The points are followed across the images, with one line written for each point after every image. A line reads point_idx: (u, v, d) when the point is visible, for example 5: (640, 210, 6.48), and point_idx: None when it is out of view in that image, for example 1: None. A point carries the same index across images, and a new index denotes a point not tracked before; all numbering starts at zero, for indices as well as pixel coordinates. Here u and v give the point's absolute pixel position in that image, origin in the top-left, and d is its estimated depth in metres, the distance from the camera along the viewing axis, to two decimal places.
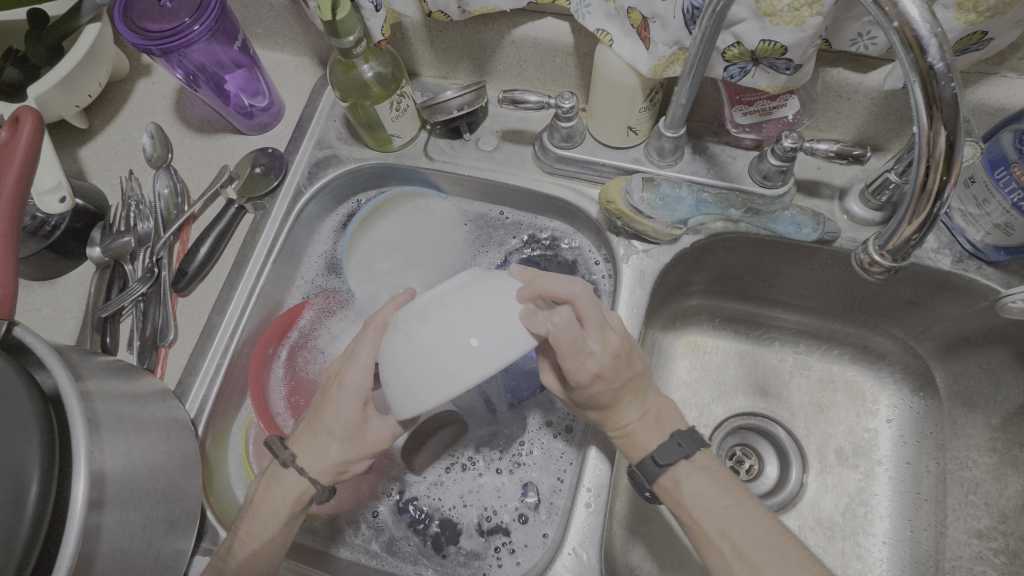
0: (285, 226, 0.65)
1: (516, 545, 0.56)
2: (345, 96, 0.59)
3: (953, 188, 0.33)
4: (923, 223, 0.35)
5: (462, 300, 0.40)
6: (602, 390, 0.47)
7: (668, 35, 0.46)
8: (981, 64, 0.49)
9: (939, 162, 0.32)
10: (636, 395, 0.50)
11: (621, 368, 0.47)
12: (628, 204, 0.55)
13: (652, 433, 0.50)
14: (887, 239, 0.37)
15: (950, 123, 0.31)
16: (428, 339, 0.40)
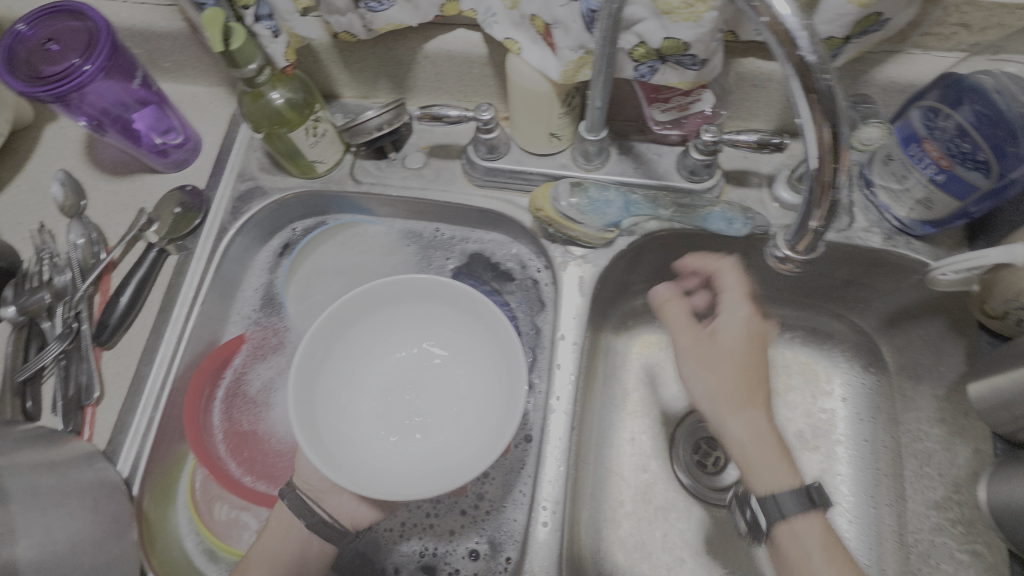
0: (211, 263, 0.62)
1: None
2: (257, 127, 0.56)
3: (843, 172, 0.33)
4: (826, 213, 0.35)
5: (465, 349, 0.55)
6: (754, 353, 0.50)
7: (571, 39, 0.45)
8: (885, 44, 0.49)
9: (828, 152, 0.32)
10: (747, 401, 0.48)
11: (752, 340, 0.51)
12: (557, 210, 0.54)
13: (770, 452, 0.47)
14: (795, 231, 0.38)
15: (830, 114, 0.30)
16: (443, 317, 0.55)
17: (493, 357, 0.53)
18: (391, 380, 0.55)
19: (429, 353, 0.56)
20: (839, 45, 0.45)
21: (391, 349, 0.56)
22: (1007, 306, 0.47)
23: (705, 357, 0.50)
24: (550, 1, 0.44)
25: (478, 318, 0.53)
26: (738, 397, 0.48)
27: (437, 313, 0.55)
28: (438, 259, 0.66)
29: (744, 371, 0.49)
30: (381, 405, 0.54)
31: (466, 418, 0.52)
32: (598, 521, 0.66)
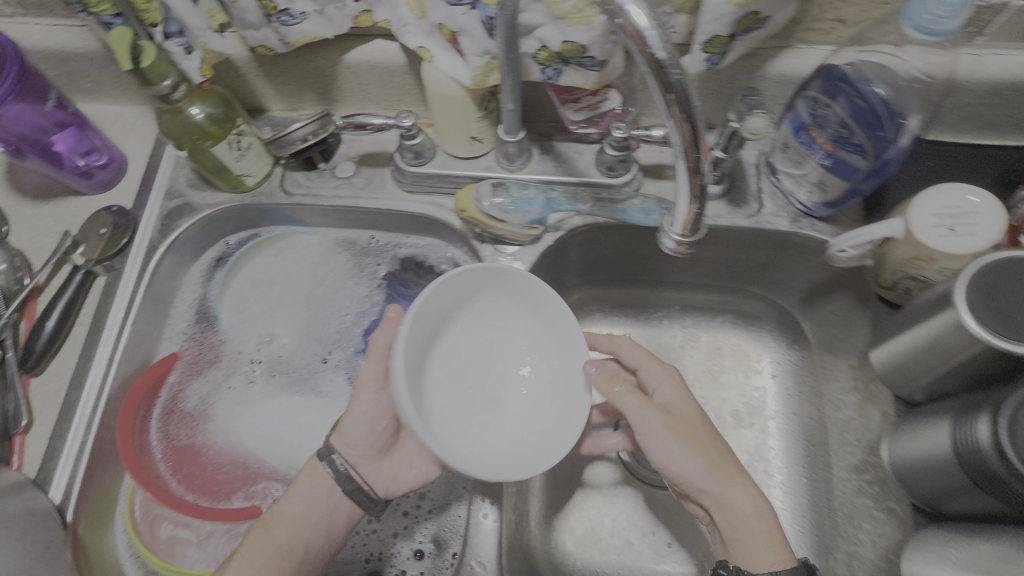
0: (141, 282, 0.62)
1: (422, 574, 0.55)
2: (180, 144, 0.57)
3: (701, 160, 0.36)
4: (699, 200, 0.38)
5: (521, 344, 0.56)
6: (709, 425, 0.51)
7: (476, 45, 0.47)
8: (773, 40, 0.53)
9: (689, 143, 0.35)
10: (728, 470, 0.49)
11: (704, 416, 0.51)
12: (480, 210, 0.56)
13: (768, 526, 0.47)
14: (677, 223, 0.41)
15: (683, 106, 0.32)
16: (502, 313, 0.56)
17: (554, 360, 0.55)
18: (455, 360, 0.54)
19: (492, 341, 0.56)
20: (725, 42, 0.48)
21: (461, 330, 0.55)
22: (900, 278, 0.50)
23: (684, 434, 0.49)
24: (452, 11, 0.46)
25: (546, 319, 0.55)
26: (723, 466, 0.49)
27: (501, 310, 0.56)
28: (371, 266, 0.68)
29: (713, 445, 0.50)
30: (443, 384, 0.53)
31: (521, 407, 0.54)
32: (548, 512, 0.67)
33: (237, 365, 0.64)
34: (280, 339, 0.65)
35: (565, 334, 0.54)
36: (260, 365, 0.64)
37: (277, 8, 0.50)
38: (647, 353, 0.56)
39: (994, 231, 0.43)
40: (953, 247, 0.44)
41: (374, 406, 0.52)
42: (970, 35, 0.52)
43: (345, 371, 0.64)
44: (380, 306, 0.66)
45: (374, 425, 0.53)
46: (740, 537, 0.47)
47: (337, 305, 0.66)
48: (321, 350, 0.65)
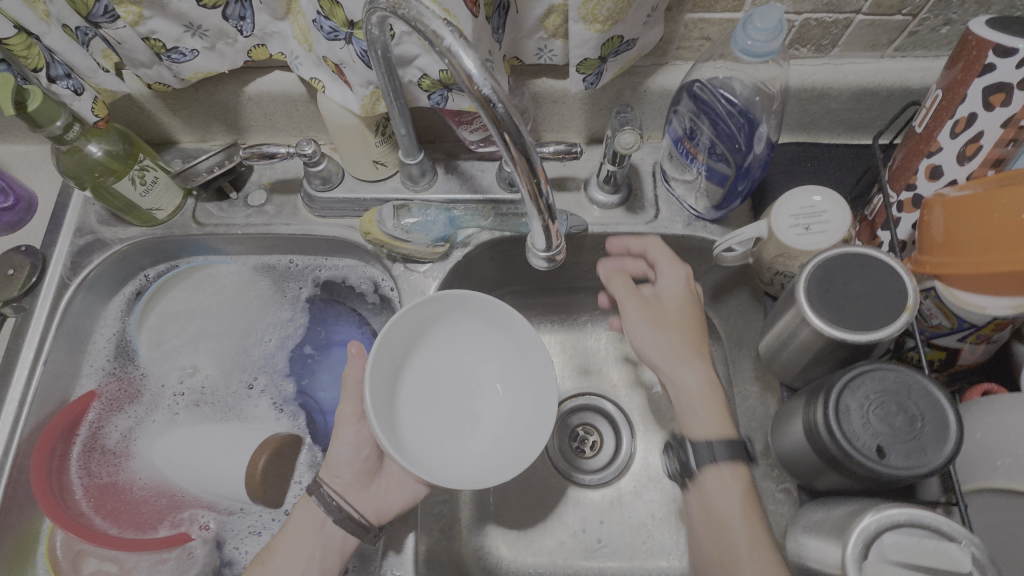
0: (52, 320, 0.61)
1: None
2: (80, 182, 0.57)
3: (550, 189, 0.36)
4: (552, 215, 0.37)
5: (494, 369, 0.58)
6: (692, 308, 0.56)
7: (359, 77, 0.49)
8: (650, 58, 0.57)
9: (526, 169, 0.35)
10: (697, 341, 0.54)
11: (689, 302, 0.56)
12: (384, 232, 0.57)
13: (712, 405, 0.51)
14: (540, 239, 0.40)
15: (514, 134, 0.33)
16: (481, 339, 0.57)
17: (521, 370, 0.56)
18: (430, 383, 0.57)
19: (461, 360, 0.58)
20: (597, 64, 0.51)
21: (432, 355, 0.57)
22: (773, 274, 0.53)
23: (654, 318, 0.55)
24: (332, 45, 0.47)
25: (519, 350, 0.56)
26: (686, 349, 0.54)
27: (480, 336, 0.57)
28: (293, 289, 0.69)
29: (682, 330, 0.54)
30: (422, 408, 0.55)
31: (489, 430, 0.55)
32: (480, 520, 0.69)
33: (159, 398, 0.64)
34: (202, 370, 0.65)
35: (529, 346, 0.54)
36: (183, 397, 0.64)
37: (165, 47, 0.51)
38: (664, 250, 0.58)
39: (842, 226, 0.47)
40: (810, 244, 0.47)
41: (354, 436, 0.53)
42: (825, 47, 0.56)
43: (270, 395, 0.64)
44: (304, 329, 0.67)
45: (357, 453, 0.53)
46: (683, 399, 0.52)
47: (259, 332, 0.67)
48: (246, 378, 0.65)
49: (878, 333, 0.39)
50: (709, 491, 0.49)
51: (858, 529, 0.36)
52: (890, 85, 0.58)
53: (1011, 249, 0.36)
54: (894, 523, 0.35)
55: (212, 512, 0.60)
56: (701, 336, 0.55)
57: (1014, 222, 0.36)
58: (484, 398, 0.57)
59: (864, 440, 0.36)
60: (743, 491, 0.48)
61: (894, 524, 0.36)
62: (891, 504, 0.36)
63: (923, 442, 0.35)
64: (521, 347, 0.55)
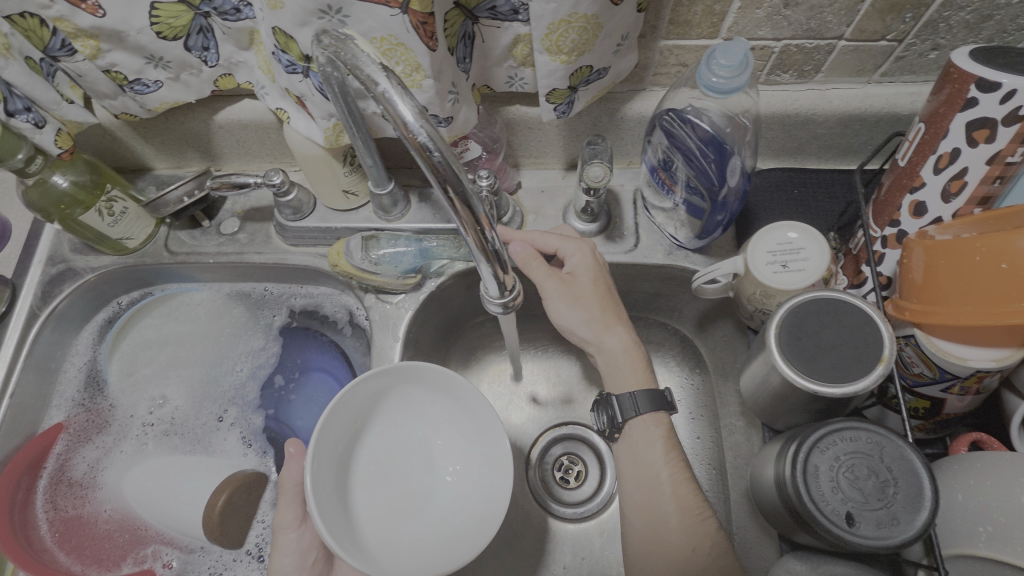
0: (20, 352, 0.61)
1: None
2: (47, 215, 0.56)
3: (496, 237, 0.35)
4: (500, 261, 0.36)
5: (442, 437, 0.57)
6: (599, 277, 0.55)
7: (319, 109, 0.48)
8: (627, 84, 0.55)
9: (469, 219, 0.33)
10: (616, 314, 0.55)
11: (597, 280, 0.55)
12: (352, 265, 0.56)
13: (635, 362, 0.54)
14: (492, 285, 0.38)
15: (454, 183, 0.32)
16: (426, 407, 0.56)
17: (468, 430, 0.55)
18: (377, 462, 0.55)
19: (404, 433, 0.57)
20: (567, 93, 0.50)
21: (375, 434, 0.55)
22: (753, 311, 0.51)
23: (572, 297, 0.55)
24: (291, 78, 0.46)
25: (467, 416, 0.54)
26: (606, 317, 0.55)
27: (424, 403, 0.56)
28: (266, 317, 0.68)
29: (602, 303, 0.55)
30: (374, 491, 0.54)
31: (442, 505, 0.54)
32: None
33: (128, 429, 0.63)
34: (172, 401, 0.64)
35: (476, 411, 0.53)
36: (152, 428, 0.63)
37: (128, 79, 0.51)
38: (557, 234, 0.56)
39: (821, 263, 0.45)
40: (786, 283, 0.45)
41: (297, 543, 0.51)
42: (808, 73, 0.54)
43: (239, 429, 0.63)
44: (276, 357, 0.66)
45: (302, 561, 0.51)
46: (619, 365, 0.54)
47: (230, 362, 0.66)
48: (216, 409, 0.64)
49: (853, 387, 0.37)
50: (636, 442, 0.53)
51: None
52: (879, 110, 0.55)
53: (991, 301, 0.34)
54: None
55: (175, 548, 0.59)
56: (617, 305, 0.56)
57: (994, 272, 0.34)
58: (436, 466, 0.56)
59: (833, 505, 0.34)
60: (664, 437, 0.52)
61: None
62: None
63: (895, 512, 0.34)
64: (467, 408, 0.54)
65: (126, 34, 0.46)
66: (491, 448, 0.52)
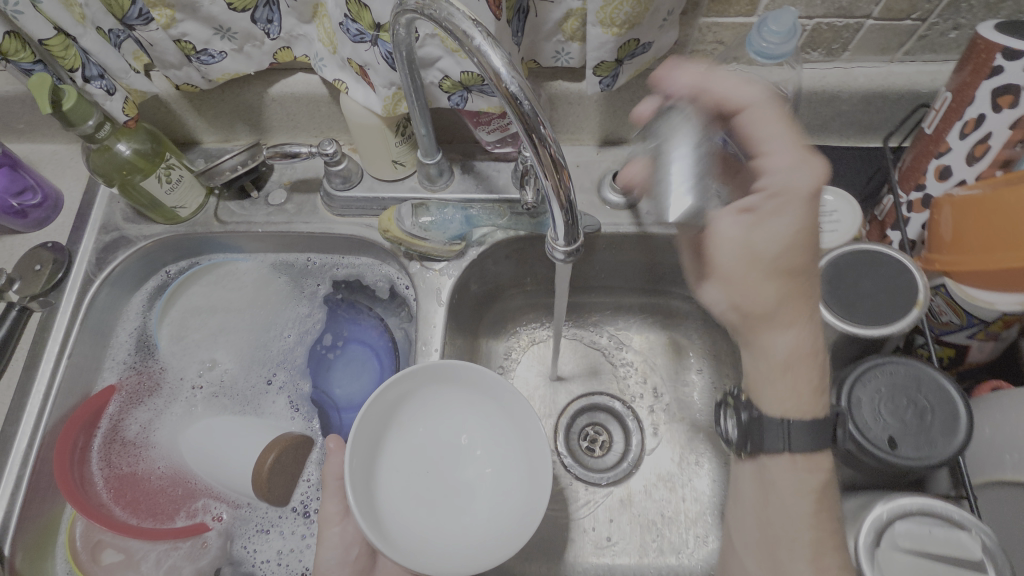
0: (76, 316, 0.63)
1: None
2: (109, 180, 0.58)
3: (569, 186, 0.38)
4: (569, 206, 0.39)
5: (478, 430, 0.59)
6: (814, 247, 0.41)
7: (382, 78, 0.51)
8: (665, 61, 0.58)
9: (547, 162, 0.37)
10: (791, 297, 0.42)
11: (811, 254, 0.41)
12: (403, 230, 0.59)
13: (801, 376, 0.42)
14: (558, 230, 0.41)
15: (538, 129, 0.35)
16: (460, 403, 0.58)
17: (499, 421, 0.57)
18: (416, 463, 0.57)
19: (441, 430, 0.59)
20: (613, 66, 0.53)
21: (410, 437, 0.58)
22: None
23: (738, 263, 0.44)
24: (357, 47, 0.49)
25: (501, 406, 0.57)
26: (776, 305, 0.42)
27: (457, 398, 0.58)
28: (311, 286, 0.70)
29: (776, 280, 0.43)
30: (417, 490, 0.56)
31: (486, 498, 0.56)
32: None
33: (178, 390, 0.65)
34: (222, 364, 0.66)
35: (509, 399, 0.55)
36: (201, 390, 0.65)
37: (195, 49, 0.53)
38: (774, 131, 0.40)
39: (854, 225, 0.48)
40: (822, 242, 0.48)
41: (341, 537, 0.53)
42: (836, 51, 0.57)
43: (288, 392, 0.66)
44: (322, 324, 0.69)
45: (347, 554, 0.53)
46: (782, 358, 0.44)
47: (278, 328, 0.68)
48: (265, 372, 0.66)
49: (887, 328, 0.40)
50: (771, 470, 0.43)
51: (871, 518, 0.39)
52: (900, 88, 0.59)
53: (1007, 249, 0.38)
54: (904, 511, 0.38)
55: (225, 503, 0.61)
56: (793, 284, 0.42)
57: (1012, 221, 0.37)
58: (473, 463, 0.58)
59: (876, 432, 0.40)
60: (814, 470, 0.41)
61: (904, 512, 0.39)
62: (903, 495, 0.39)
63: (933, 436, 0.39)
64: (496, 400, 0.57)
65: (201, 4, 0.49)
66: (528, 436, 0.54)
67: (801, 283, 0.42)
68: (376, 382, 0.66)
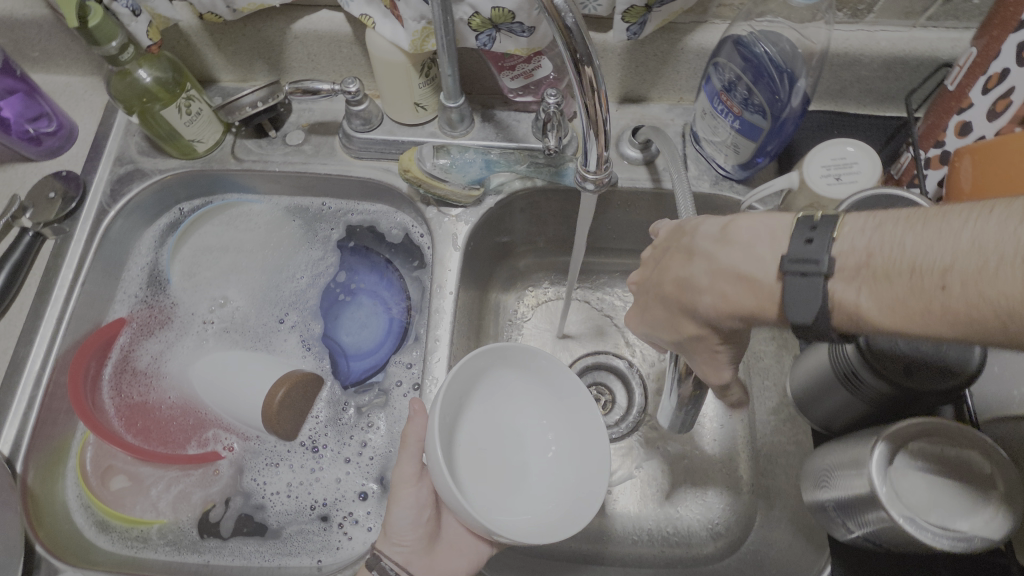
0: (90, 245, 0.62)
1: (355, 518, 0.58)
2: (128, 107, 0.58)
3: (603, 111, 0.40)
4: (600, 132, 0.41)
5: (527, 413, 0.57)
6: (651, 286, 0.44)
7: (412, 11, 0.50)
8: (691, 15, 0.59)
9: (587, 86, 0.38)
10: (692, 322, 0.41)
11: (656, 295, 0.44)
12: (423, 170, 0.59)
13: (736, 303, 0.36)
14: (588, 158, 0.44)
15: (581, 49, 0.36)
16: (513, 384, 0.57)
17: (548, 406, 0.57)
18: (472, 440, 0.55)
19: (492, 409, 0.56)
20: (642, 13, 0.53)
21: (474, 416, 0.55)
22: None
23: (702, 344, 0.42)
24: None
25: (554, 392, 0.56)
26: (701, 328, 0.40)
27: (513, 379, 0.57)
28: (324, 231, 0.70)
29: (663, 299, 0.43)
30: (469, 467, 0.53)
31: (535, 479, 0.54)
32: None
33: (190, 325, 0.65)
34: (234, 301, 0.66)
35: (566, 384, 0.55)
36: (213, 325, 0.65)
37: None
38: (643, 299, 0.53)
39: (873, 176, 0.49)
40: (841, 192, 0.49)
41: (416, 498, 0.50)
42: (861, 12, 0.58)
43: (299, 332, 0.66)
44: (335, 268, 0.69)
45: (419, 516, 0.50)
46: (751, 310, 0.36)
47: (291, 270, 0.68)
48: (277, 312, 0.66)
49: None
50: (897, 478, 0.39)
51: (887, 435, 0.40)
52: (921, 54, 0.59)
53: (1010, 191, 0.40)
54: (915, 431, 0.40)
55: (235, 435, 0.61)
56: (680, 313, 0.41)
57: (1018, 169, 0.39)
58: (530, 450, 0.56)
59: (892, 359, 0.42)
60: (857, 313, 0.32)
61: (917, 429, 0.40)
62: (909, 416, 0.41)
63: (947, 364, 0.42)
64: (562, 397, 0.56)
65: None
66: (580, 419, 0.54)
67: (678, 311, 0.41)
68: (389, 326, 0.66)
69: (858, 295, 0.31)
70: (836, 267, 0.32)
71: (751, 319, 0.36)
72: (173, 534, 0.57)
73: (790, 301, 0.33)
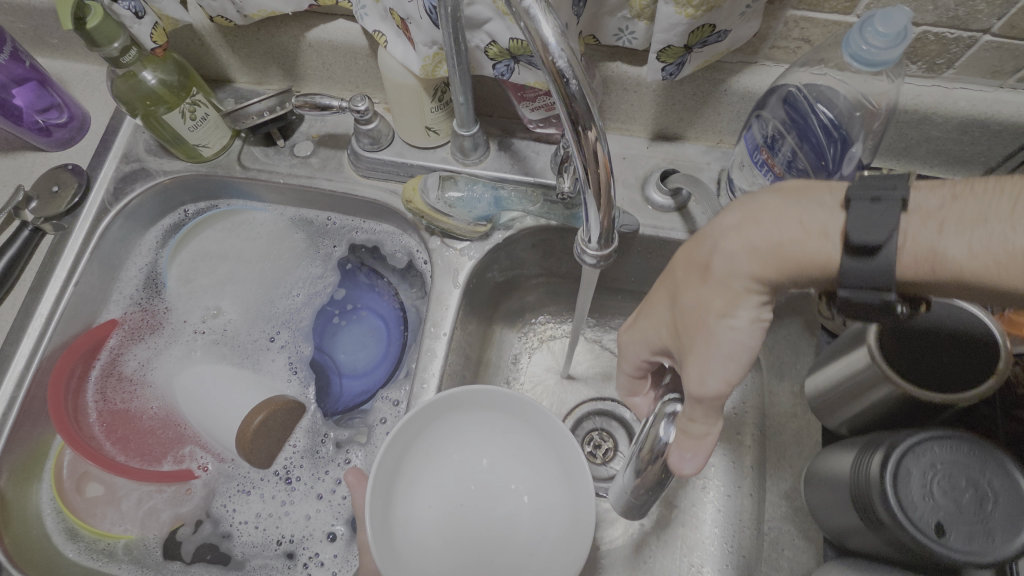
0: (87, 244, 0.61)
1: (321, 559, 0.55)
2: (131, 108, 0.56)
3: (608, 182, 0.35)
4: (605, 202, 0.36)
5: (515, 459, 0.53)
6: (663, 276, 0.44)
7: (424, 34, 0.46)
8: (739, 54, 0.52)
9: (592, 152, 0.33)
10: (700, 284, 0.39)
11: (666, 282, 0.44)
12: (426, 203, 0.55)
13: (772, 230, 0.37)
14: (592, 229, 0.39)
15: (584, 112, 0.31)
16: (497, 430, 0.53)
17: (537, 454, 0.52)
18: (452, 490, 0.52)
19: (475, 458, 0.53)
20: (682, 53, 0.47)
21: (443, 466, 0.52)
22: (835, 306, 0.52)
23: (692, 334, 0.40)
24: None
25: (542, 437, 0.51)
26: (708, 289, 0.38)
27: (493, 425, 0.53)
28: (326, 247, 0.67)
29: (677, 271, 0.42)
30: (447, 518, 0.51)
31: (522, 533, 0.50)
32: None
33: (180, 333, 0.64)
34: (227, 313, 0.64)
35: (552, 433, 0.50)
36: (203, 335, 0.64)
37: None
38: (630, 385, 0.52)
39: None
40: None
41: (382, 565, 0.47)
42: (939, 67, 0.50)
43: (288, 353, 0.63)
44: (333, 288, 0.66)
45: None
46: (785, 261, 0.36)
47: (288, 286, 0.66)
48: (269, 329, 0.64)
49: None
50: None
51: None
52: (1006, 118, 0.51)
53: None
54: None
55: (211, 454, 0.59)
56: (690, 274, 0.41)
57: None
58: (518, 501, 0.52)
59: (923, 514, 0.36)
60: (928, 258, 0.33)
61: None
62: None
63: (991, 528, 0.36)
64: (534, 426, 0.51)
65: None
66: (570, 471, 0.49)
67: (688, 275, 0.40)
68: (382, 355, 0.63)
69: (939, 237, 0.32)
70: (914, 208, 0.33)
71: (790, 251, 0.36)
72: (138, 552, 0.56)
73: (856, 221, 0.33)
